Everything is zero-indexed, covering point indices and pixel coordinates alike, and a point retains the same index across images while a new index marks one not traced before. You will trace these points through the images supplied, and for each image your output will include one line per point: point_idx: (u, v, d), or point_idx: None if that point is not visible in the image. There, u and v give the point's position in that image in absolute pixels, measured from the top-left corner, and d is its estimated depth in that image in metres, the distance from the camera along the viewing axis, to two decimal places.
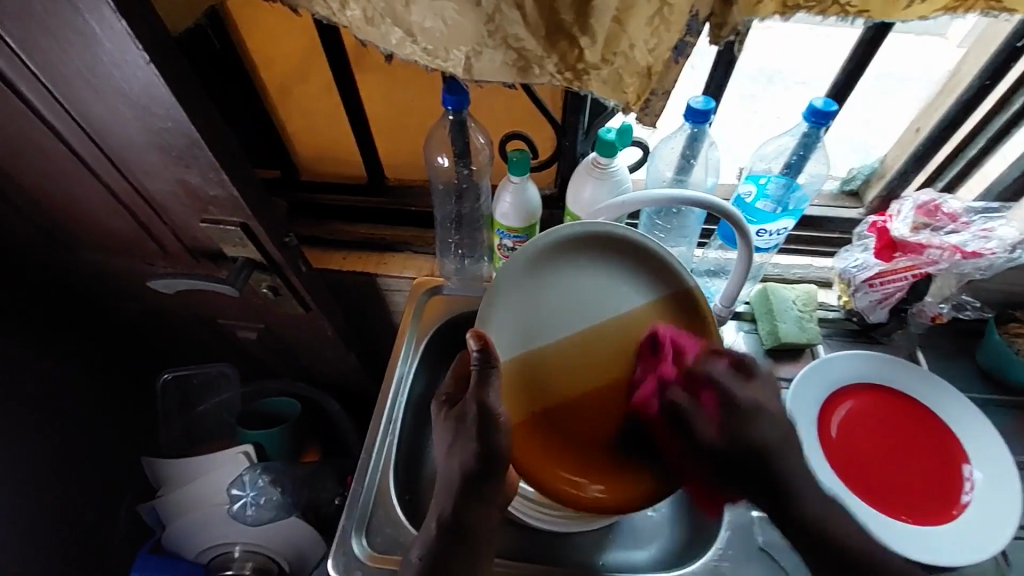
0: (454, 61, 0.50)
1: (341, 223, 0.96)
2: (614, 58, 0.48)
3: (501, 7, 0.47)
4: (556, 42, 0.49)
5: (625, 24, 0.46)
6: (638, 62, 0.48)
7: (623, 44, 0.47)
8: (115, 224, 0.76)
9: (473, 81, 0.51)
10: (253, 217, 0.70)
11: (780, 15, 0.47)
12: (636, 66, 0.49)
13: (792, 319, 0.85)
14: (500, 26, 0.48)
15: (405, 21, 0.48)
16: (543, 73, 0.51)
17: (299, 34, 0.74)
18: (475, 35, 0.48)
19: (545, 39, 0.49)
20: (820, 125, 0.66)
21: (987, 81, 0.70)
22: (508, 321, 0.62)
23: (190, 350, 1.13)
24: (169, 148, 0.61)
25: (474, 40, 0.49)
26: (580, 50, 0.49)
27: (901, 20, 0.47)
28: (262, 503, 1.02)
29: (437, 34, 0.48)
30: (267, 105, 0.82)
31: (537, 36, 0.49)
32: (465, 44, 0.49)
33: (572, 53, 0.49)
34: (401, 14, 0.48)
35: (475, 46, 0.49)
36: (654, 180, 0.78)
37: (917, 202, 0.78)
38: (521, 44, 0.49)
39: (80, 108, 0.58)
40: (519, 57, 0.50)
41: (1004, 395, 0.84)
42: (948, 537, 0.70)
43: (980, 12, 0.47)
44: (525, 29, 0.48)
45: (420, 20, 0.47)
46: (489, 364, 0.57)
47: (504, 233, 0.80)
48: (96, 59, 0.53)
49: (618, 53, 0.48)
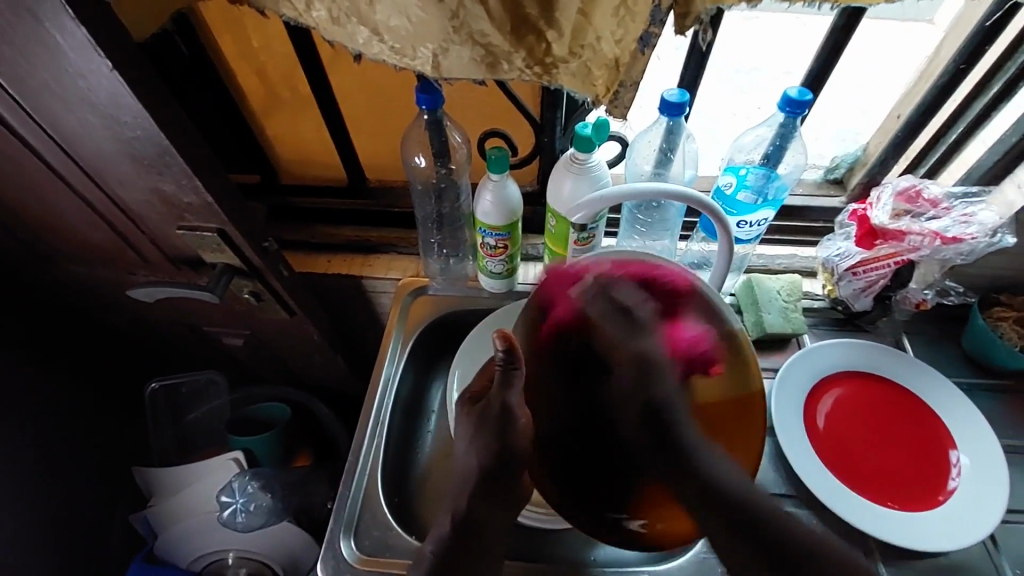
0: (421, 59, 0.49)
1: (324, 227, 0.96)
2: (582, 51, 0.48)
3: (465, 2, 0.45)
4: (523, 37, 0.48)
5: (591, 17, 0.46)
6: (605, 53, 0.48)
7: (590, 36, 0.47)
8: (93, 234, 0.76)
9: (442, 78, 0.50)
10: (229, 223, 0.69)
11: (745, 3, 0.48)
12: (603, 58, 0.49)
13: (777, 309, 0.85)
14: (464, 22, 0.47)
15: (371, 20, 0.47)
16: (512, 69, 0.50)
17: (267, 37, 0.73)
18: (441, 32, 0.47)
19: (511, 33, 0.48)
20: (796, 114, 0.66)
21: (961, 66, 0.70)
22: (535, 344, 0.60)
23: (178, 358, 1.13)
24: (140, 157, 0.61)
25: (439, 37, 0.48)
26: (548, 44, 0.48)
27: (865, 5, 0.47)
28: (252, 509, 1.01)
29: (403, 33, 0.48)
30: (243, 109, 0.82)
31: (503, 30, 0.47)
32: (430, 41, 0.48)
33: (540, 46, 0.48)
34: (366, 13, 0.47)
35: (441, 43, 0.48)
36: (633, 174, 0.79)
37: (898, 187, 0.78)
38: (487, 40, 0.48)
39: (47, 118, 0.58)
40: (486, 53, 0.49)
41: (990, 378, 0.84)
42: (936, 522, 0.70)
43: None
44: (489, 24, 0.47)
45: (385, 19, 0.47)
46: (514, 365, 0.55)
47: (486, 232, 0.79)
48: (60, 68, 0.52)
49: (586, 45, 0.47)
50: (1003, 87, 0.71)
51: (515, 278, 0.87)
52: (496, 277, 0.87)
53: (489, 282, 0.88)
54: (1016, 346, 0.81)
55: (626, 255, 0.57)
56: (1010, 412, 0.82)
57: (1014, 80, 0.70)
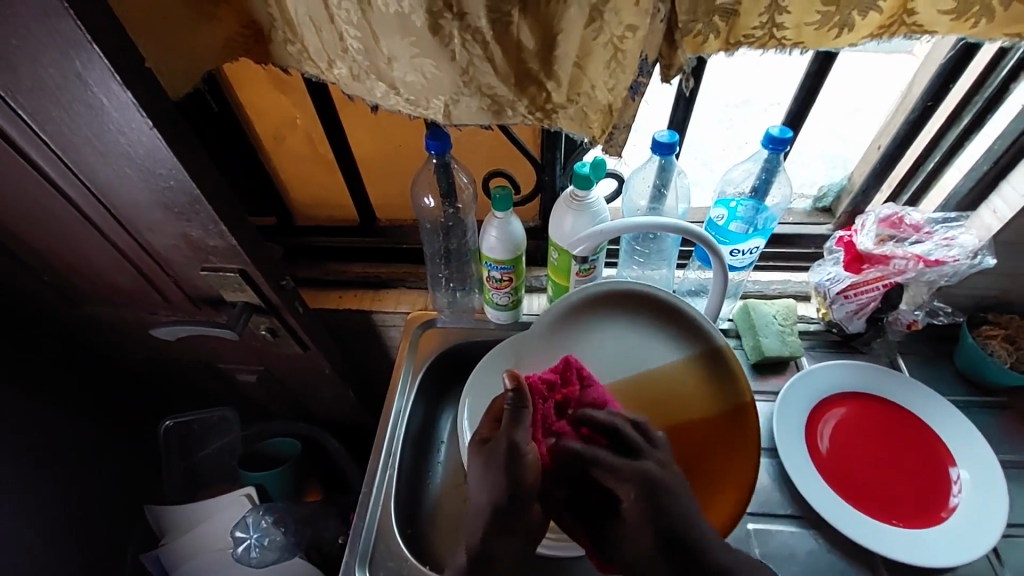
0: (434, 109, 0.55)
1: (336, 265, 1.00)
2: (578, 98, 0.53)
3: (474, 60, 0.50)
4: (525, 88, 0.53)
5: (585, 69, 0.51)
6: (600, 100, 0.52)
7: (586, 85, 0.52)
8: (120, 277, 0.80)
9: (453, 124, 0.56)
10: (250, 263, 0.73)
11: (725, 51, 0.52)
12: (598, 104, 0.53)
13: (774, 333, 0.88)
14: (473, 77, 0.52)
15: (388, 76, 0.53)
16: (515, 115, 0.55)
17: (287, 90, 0.79)
18: (452, 86, 0.52)
19: (514, 85, 0.53)
20: (779, 149, 0.71)
21: (930, 103, 0.76)
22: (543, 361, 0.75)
23: (192, 395, 1.15)
24: (171, 205, 0.66)
25: (450, 89, 0.53)
26: (547, 93, 0.53)
27: (834, 48, 0.51)
28: (265, 544, 1.02)
29: (417, 87, 0.52)
30: (261, 155, 0.87)
31: (507, 83, 0.52)
32: (442, 94, 0.53)
33: (540, 95, 0.53)
34: (384, 70, 0.52)
35: (451, 95, 0.53)
36: (629, 209, 0.83)
37: (880, 215, 0.82)
38: (494, 91, 0.53)
39: (88, 172, 0.62)
40: (492, 102, 0.54)
41: (985, 395, 0.87)
42: (940, 538, 0.71)
43: (902, 36, 0.51)
44: (496, 78, 0.52)
45: (401, 76, 0.52)
46: (523, 404, 0.59)
47: (492, 266, 0.83)
48: (104, 127, 0.57)
49: (582, 93, 0.52)
50: (973, 119, 0.76)
51: (520, 309, 0.91)
52: (503, 309, 0.90)
53: (496, 314, 0.92)
54: (1006, 363, 0.83)
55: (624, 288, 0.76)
56: (1006, 427, 0.84)
57: (981, 113, 0.74)
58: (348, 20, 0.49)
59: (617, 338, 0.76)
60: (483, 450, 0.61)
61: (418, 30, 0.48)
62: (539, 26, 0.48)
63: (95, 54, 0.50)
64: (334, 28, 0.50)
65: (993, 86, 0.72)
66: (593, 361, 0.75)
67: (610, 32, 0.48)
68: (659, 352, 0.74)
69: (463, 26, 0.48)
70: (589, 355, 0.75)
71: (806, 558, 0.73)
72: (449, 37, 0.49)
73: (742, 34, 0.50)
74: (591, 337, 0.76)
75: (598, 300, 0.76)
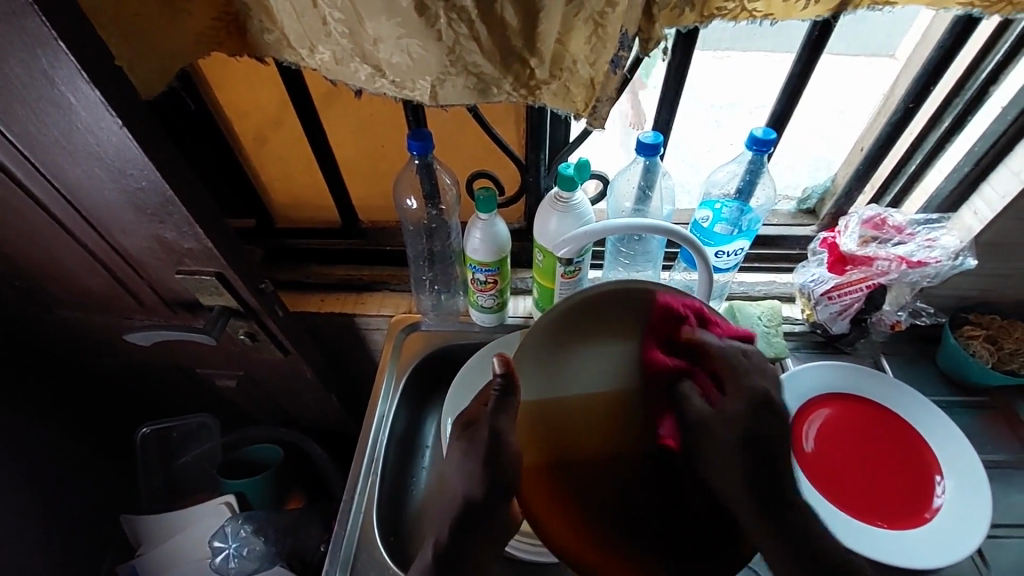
0: (420, 90, 0.53)
1: (318, 267, 0.99)
2: (561, 73, 0.52)
3: (460, 39, 0.49)
4: (509, 65, 0.52)
5: (568, 44, 0.50)
6: (582, 75, 0.52)
7: (568, 61, 0.51)
8: (92, 281, 0.78)
9: (439, 105, 0.54)
10: (227, 266, 0.71)
11: (700, 24, 0.53)
12: (580, 79, 0.52)
13: (759, 334, 0.88)
14: (460, 56, 0.50)
15: (373, 57, 0.51)
16: (501, 93, 0.54)
17: (267, 89, 0.77)
18: (438, 66, 0.51)
19: (500, 63, 0.52)
20: (763, 151, 0.71)
21: (910, 104, 0.76)
22: (537, 369, 0.58)
23: (170, 402, 1.12)
24: (143, 206, 0.64)
25: (436, 69, 0.51)
26: (531, 70, 0.52)
27: (801, 19, 0.52)
28: (245, 554, 1.00)
29: (402, 68, 0.51)
30: (240, 156, 0.85)
31: (493, 61, 0.51)
32: (428, 74, 0.51)
33: (525, 72, 0.52)
34: (369, 51, 0.51)
35: (438, 75, 0.52)
36: (614, 211, 0.83)
37: (863, 216, 0.83)
38: (479, 69, 0.52)
39: (56, 172, 0.60)
40: (478, 81, 0.53)
41: (967, 395, 0.88)
42: (924, 540, 0.72)
43: (866, 7, 0.52)
44: (481, 56, 0.51)
45: (387, 57, 0.51)
46: (512, 392, 0.55)
47: (476, 268, 0.82)
48: (73, 127, 0.55)
49: (564, 69, 0.52)
50: (955, 119, 0.76)
51: (504, 312, 0.90)
52: (487, 311, 0.89)
53: (480, 317, 0.90)
54: (987, 363, 0.84)
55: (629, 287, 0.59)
56: (988, 427, 0.85)
57: (962, 115, 0.75)
58: (332, 3, 0.48)
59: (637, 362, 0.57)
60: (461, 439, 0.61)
61: (404, 10, 0.46)
62: (522, 3, 0.47)
63: (61, 51, 0.48)
64: (317, 12, 0.49)
65: (973, 88, 0.73)
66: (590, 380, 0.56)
67: (591, 8, 0.47)
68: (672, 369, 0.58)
69: (449, 5, 0.47)
70: (586, 367, 0.57)
71: None
72: (435, 17, 0.47)
73: (716, 6, 0.51)
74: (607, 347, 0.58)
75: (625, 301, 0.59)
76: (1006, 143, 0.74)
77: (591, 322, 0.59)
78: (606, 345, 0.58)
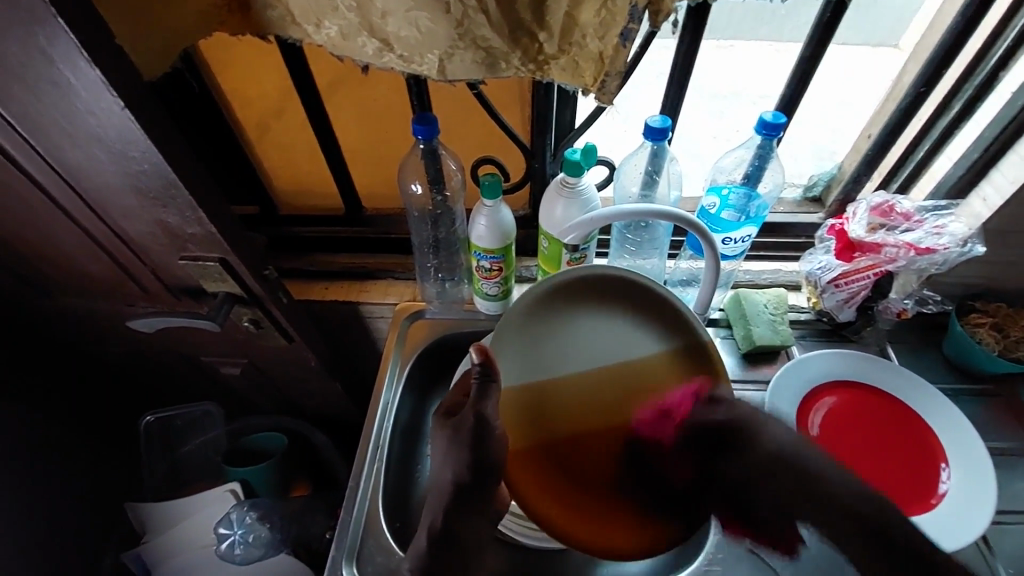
0: (428, 64, 0.52)
1: (322, 255, 0.98)
2: (570, 48, 0.52)
3: (469, 12, 0.48)
4: (519, 39, 0.52)
5: (577, 18, 0.50)
6: (591, 49, 0.52)
7: (576, 34, 0.51)
8: (95, 267, 0.77)
9: (447, 80, 0.54)
10: (232, 252, 0.71)
11: None
12: (589, 53, 0.52)
13: (765, 322, 0.87)
14: (468, 29, 0.50)
15: (381, 32, 0.51)
16: (509, 68, 0.53)
17: (271, 74, 0.76)
18: (446, 39, 0.50)
19: (509, 36, 0.51)
20: (772, 136, 0.71)
21: (921, 89, 0.75)
22: (517, 355, 0.64)
23: (174, 390, 1.13)
24: (145, 190, 0.63)
25: (445, 43, 0.51)
26: (540, 44, 0.52)
27: None
28: (251, 541, 1.00)
29: (411, 42, 0.51)
30: (242, 141, 0.84)
31: (501, 34, 0.51)
32: (436, 48, 0.51)
33: (533, 46, 0.52)
34: (377, 26, 0.50)
35: (446, 49, 0.51)
36: (621, 196, 0.82)
37: (872, 203, 0.82)
38: (488, 44, 0.51)
39: (57, 154, 0.60)
40: (487, 55, 0.52)
41: (973, 383, 0.87)
42: (929, 525, 0.72)
43: None
44: (490, 30, 0.50)
45: (395, 30, 0.50)
46: (490, 378, 0.57)
47: (481, 255, 0.81)
48: (73, 108, 0.54)
49: (573, 43, 0.51)
50: (964, 105, 0.76)
51: (510, 299, 0.89)
52: (492, 299, 0.89)
53: (485, 305, 0.90)
54: (994, 351, 0.84)
55: (587, 273, 0.67)
56: (994, 416, 0.84)
57: (972, 100, 0.75)
58: None
59: (607, 339, 0.64)
60: (448, 424, 0.62)
61: None
62: None
63: (60, 29, 0.47)
64: None
65: (983, 73, 0.72)
66: (571, 357, 0.63)
67: None
68: (631, 342, 0.64)
69: None
70: (565, 347, 0.64)
71: (798, 547, 0.73)
72: None
73: None
74: (582, 326, 0.65)
75: (593, 285, 0.67)
76: (1014, 130, 0.73)
77: (565, 303, 0.67)
78: (583, 324, 0.65)
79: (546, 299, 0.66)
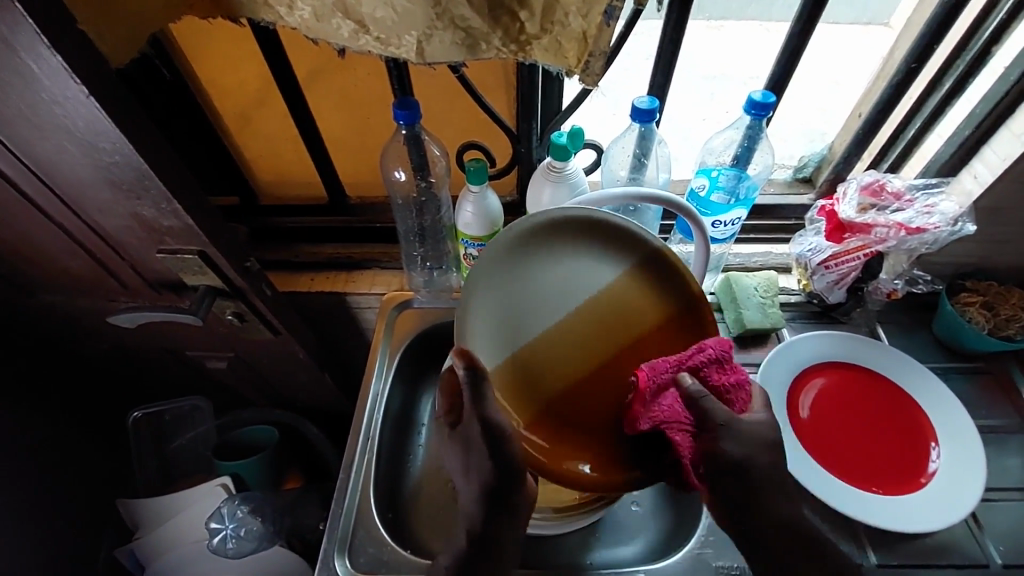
0: (406, 47, 0.50)
1: (306, 246, 0.97)
2: (553, 27, 0.50)
3: None
4: (499, 18, 0.49)
5: None
6: (574, 28, 0.50)
7: (559, 14, 0.49)
8: (72, 263, 0.75)
9: (426, 63, 0.51)
10: (210, 244, 0.69)
11: None
12: (572, 33, 0.50)
13: (755, 305, 0.87)
14: (446, 9, 0.48)
15: (356, 13, 0.48)
16: (490, 49, 0.51)
17: (248, 59, 0.73)
18: (424, 20, 0.48)
19: (489, 16, 0.49)
20: (761, 116, 0.69)
21: (913, 64, 0.73)
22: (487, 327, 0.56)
23: (162, 385, 1.11)
24: (118, 181, 0.61)
25: (422, 24, 0.48)
26: (521, 24, 0.50)
27: None
28: (242, 535, 0.99)
29: (387, 23, 0.49)
30: (220, 130, 0.82)
31: (481, 14, 0.48)
32: (414, 29, 0.49)
33: (514, 26, 0.50)
34: (352, 7, 0.48)
35: (424, 30, 0.49)
36: (610, 180, 0.81)
37: (862, 182, 0.82)
38: (467, 24, 0.49)
39: (22, 145, 0.57)
40: (466, 35, 0.50)
41: (962, 361, 0.88)
42: (921, 504, 0.72)
43: None
44: (470, 9, 0.48)
45: (371, 11, 0.48)
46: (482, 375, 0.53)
47: (468, 243, 0.80)
48: (36, 97, 0.52)
49: (556, 22, 0.49)
50: (955, 84, 0.75)
51: None
52: None
53: None
54: (983, 329, 0.84)
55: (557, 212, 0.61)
56: (982, 394, 0.85)
57: (963, 77, 0.74)
58: None
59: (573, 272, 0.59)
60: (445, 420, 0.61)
61: None
62: None
63: (18, 13, 0.45)
64: None
65: (976, 48, 0.71)
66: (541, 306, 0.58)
67: None
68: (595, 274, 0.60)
69: None
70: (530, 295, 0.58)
71: None
72: None
73: None
74: (546, 272, 0.59)
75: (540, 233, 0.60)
76: (1007, 107, 0.71)
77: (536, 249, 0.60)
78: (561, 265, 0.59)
79: (502, 260, 0.58)
